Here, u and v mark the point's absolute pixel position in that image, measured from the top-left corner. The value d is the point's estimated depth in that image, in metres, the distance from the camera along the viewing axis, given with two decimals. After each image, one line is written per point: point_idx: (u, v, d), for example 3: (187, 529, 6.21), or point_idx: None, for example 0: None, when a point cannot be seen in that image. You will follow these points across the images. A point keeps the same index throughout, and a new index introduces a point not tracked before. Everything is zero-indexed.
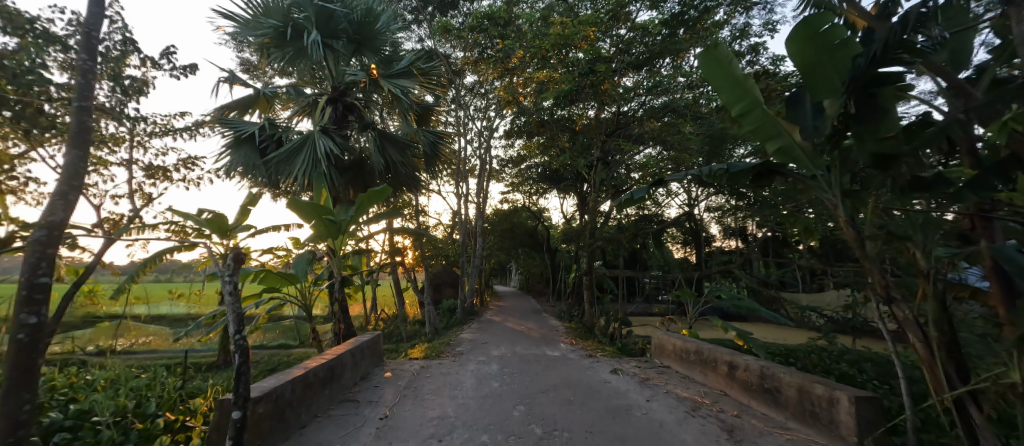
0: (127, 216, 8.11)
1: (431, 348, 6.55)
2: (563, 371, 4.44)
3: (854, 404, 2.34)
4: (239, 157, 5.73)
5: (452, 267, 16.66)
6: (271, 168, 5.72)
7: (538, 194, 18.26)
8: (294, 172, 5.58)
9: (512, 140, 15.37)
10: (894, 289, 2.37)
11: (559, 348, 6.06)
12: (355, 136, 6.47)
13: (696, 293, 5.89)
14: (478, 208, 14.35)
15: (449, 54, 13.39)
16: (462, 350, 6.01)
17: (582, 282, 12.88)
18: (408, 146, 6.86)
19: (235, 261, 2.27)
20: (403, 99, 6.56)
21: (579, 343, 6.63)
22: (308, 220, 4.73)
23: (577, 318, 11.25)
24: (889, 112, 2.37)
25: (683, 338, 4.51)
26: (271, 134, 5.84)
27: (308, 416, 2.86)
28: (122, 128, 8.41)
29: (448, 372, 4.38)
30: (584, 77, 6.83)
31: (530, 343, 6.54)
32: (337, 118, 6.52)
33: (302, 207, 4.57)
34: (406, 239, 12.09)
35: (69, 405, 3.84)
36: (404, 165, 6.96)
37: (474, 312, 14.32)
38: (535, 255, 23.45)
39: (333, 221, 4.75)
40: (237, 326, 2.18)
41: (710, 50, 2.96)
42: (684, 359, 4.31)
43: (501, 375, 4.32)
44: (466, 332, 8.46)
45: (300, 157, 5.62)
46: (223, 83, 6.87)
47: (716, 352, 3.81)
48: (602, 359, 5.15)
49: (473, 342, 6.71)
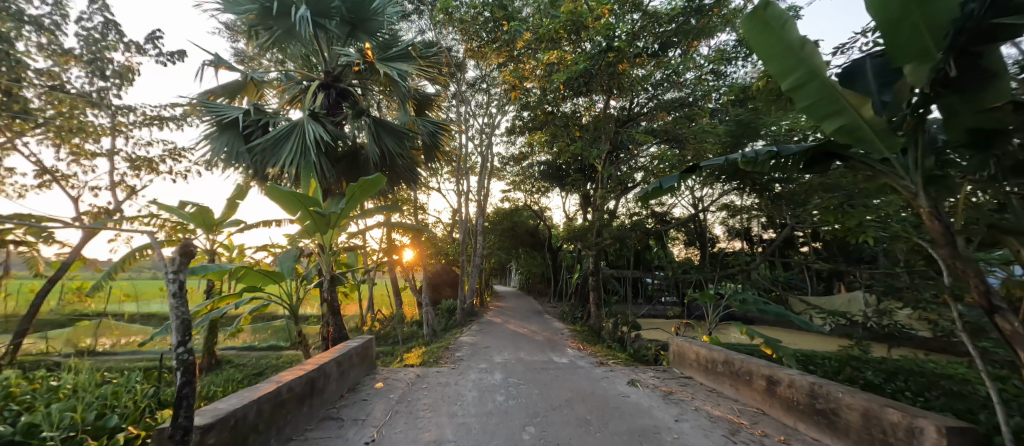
0: (108, 208, 7.69)
1: (428, 352, 6.09)
2: (574, 383, 3.98)
3: (944, 437, 1.91)
4: (222, 143, 5.28)
5: (451, 267, 16.23)
6: (255, 156, 5.26)
7: (540, 192, 17.84)
8: (280, 161, 5.11)
9: (514, 136, 14.93)
10: (996, 295, 1.93)
11: (567, 355, 5.60)
12: (348, 124, 6.00)
13: (716, 296, 5.44)
14: (478, 206, 13.91)
15: (450, 47, 12.98)
16: (462, 355, 5.55)
17: (585, 283, 12.46)
18: (406, 136, 6.37)
19: (182, 256, 1.81)
20: (400, 85, 6.08)
21: (587, 348, 6.17)
22: (291, 210, 4.31)
23: (581, 320, 10.80)
24: (998, 73, 1.92)
25: (709, 346, 4.03)
26: (256, 119, 5.37)
27: (279, 442, 2.41)
28: (105, 117, 7.99)
29: (446, 383, 3.92)
30: (594, 64, 6.42)
31: (534, 348, 6.09)
32: (329, 104, 6.08)
33: (284, 195, 4.08)
34: (405, 237, 11.65)
35: (17, 419, 3.40)
36: (401, 157, 6.48)
37: (473, 313, 13.86)
38: (536, 255, 23.00)
39: (320, 213, 4.30)
40: (180, 337, 1.74)
41: (760, 11, 2.42)
42: (710, 370, 3.85)
43: (506, 386, 3.88)
44: (466, 334, 8.01)
45: (288, 144, 5.15)
46: (208, 67, 6.43)
47: (750, 364, 3.35)
48: (616, 368, 4.69)
49: (473, 347, 6.26)
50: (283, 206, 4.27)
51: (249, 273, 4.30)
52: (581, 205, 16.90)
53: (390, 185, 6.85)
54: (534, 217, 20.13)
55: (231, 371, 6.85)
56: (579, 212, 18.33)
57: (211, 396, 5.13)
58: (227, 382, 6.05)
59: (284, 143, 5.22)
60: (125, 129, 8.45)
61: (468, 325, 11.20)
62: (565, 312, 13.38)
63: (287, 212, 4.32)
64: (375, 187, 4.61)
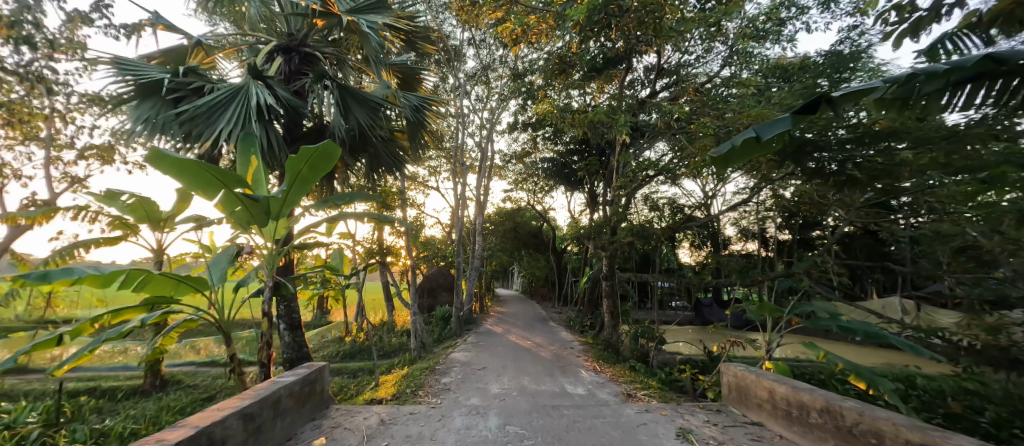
0: (42, 201, 6.63)
1: (408, 375, 4.92)
2: (601, 435, 2.80)
3: None
4: (144, 111, 4.14)
5: (448, 271, 15.03)
6: (185, 127, 4.12)
7: (544, 192, 16.73)
8: (216, 131, 3.98)
9: (517, 131, 13.89)
10: None
11: (582, 382, 4.42)
12: (309, 87, 4.76)
13: (780, 307, 4.06)
14: (478, 205, 12.81)
15: (446, 32, 11.89)
16: (449, 382, 4.38)
17: (594, 289, 11.29)
18: (382, 109, 5.17)
19: None
20: (372, 44, 4.86)
21: (606, 372, 4.98)
22: (209, 193, 3.15)
23: (591, 332, 9.65)
24: None
25: (794, 384, 2.83)
26: (188, 82, 4.20)
27: None
28: (44, 98, 6.93)
29: (417, 438, 2.73)
30: (612, 24, 5.31)
31: (540, 370, 4.94)
32: (290, 71, 5.10)
33: (188, 167, 2.93)
34: (397, 236, 10.53)
35: None
36: (376, 132, 5.24)
37: (471, 320, 12.65)
38: (539, 258, 21.66)
39: (248, 196, 3.11)
40: None
41: None
42: (800, 419, 2.66)
43: (502, 441, 2.70)
44: (459, 350, 6.84)
45: (227, 111, 4.02)
46: (147, 28, 5.35)
47: (878, 424, 2.16)
48: (650, 405, 3.52)
49: (464, 368, 5.08)
50: (194, 185, 3.09)
51: (152, 279, 3.14)
52: (589, 206, 15.73)
53: (368, 171, 6.08)
54: (538, 217, 18.96)
55: (176, 395, 5.72)
56: (586, 213, 17.11)
57: (123, 437, 4.00)
58: (161, 413, 4.92)
59: (224, 112, 4.10)
60: (69, 112, 7.38)
61: (465, 335, 10.07)
62: (572, 320, 12.22)
63: (201, 195, 3.13)
64: (328, 163, 3.39)
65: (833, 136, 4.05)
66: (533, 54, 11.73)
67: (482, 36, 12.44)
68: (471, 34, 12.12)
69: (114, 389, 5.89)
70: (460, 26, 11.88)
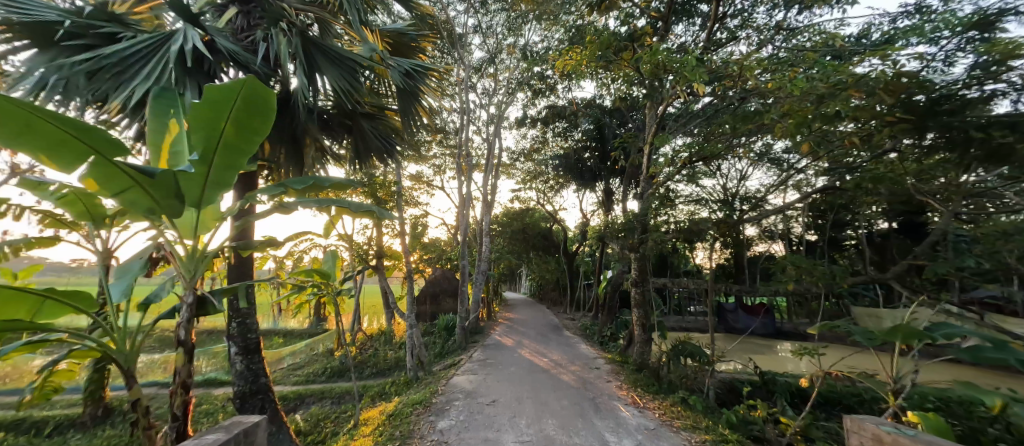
0: None
1: (394, 412, 3.81)
2: None
3: None
4: (33, 63, 3.06)
5: (453, 275, 13.90)
6: (92, 86, 3.06)
7: (556, 191, 15.58)
8: (128, 87, 2.93)
9: (524, 126, 12.84)
10: None
11: (628, 430, 3.28)
12: (265, 36, 3.69)
13: (922, 330, 2.86)
14: (484, 204, 11.73)
15: (450, 17, 10.85)
16: (443, 429, 3.29)
17: (614, 295, 10.14)
18: (361, 69, 4.11)
19: None
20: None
21: (653, 411, 3.81)
22: (71, 163, 2.03)
23: (613, 347, 8.48)
24: None
25: None
26: (97, 25, 3.14)
27: None
28: None
29: None
30: None
31: (567, 408, 3.81)
32: (246, 27, 4.04)
33: (20, 114, 1.81)
34: (395, 238, 9.50)
35: None
36: (353, 99, 4.16)
37: (476, 330, 11.54)
38: (549, 260, 20.41)
39: (134, 167, 2.00)
40: None
41: None
42: None
43: None
44: (462, 371, 5.75)
45: (146, 64, 3.00)
46: None
47: None
48: None
49: (468, 403, 3.97)
50: (41, 150, 1.97)
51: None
52: (604, 206, 14.53)
53: (353, 155, 5.07)
54: (548, 218, 17.79)
55: (116, 430, 4.69)
56: (599, 214, 15.92)
57: None
58: None
59: (143, 67, 3.05)
60: None
61: (469, 348, 8.99)
62: (588, 331, 11.06)
63: (56, 166, 2.01)
64: (262, 121, 2.27)
65: (984, 92, 2.88)
66: (544, 40, 10.66)
67: (489, 23, 11.32)
68: (477, 20, 11.00)
69: (45, 421, 4.95)
70: (465, 10, 10.81)
